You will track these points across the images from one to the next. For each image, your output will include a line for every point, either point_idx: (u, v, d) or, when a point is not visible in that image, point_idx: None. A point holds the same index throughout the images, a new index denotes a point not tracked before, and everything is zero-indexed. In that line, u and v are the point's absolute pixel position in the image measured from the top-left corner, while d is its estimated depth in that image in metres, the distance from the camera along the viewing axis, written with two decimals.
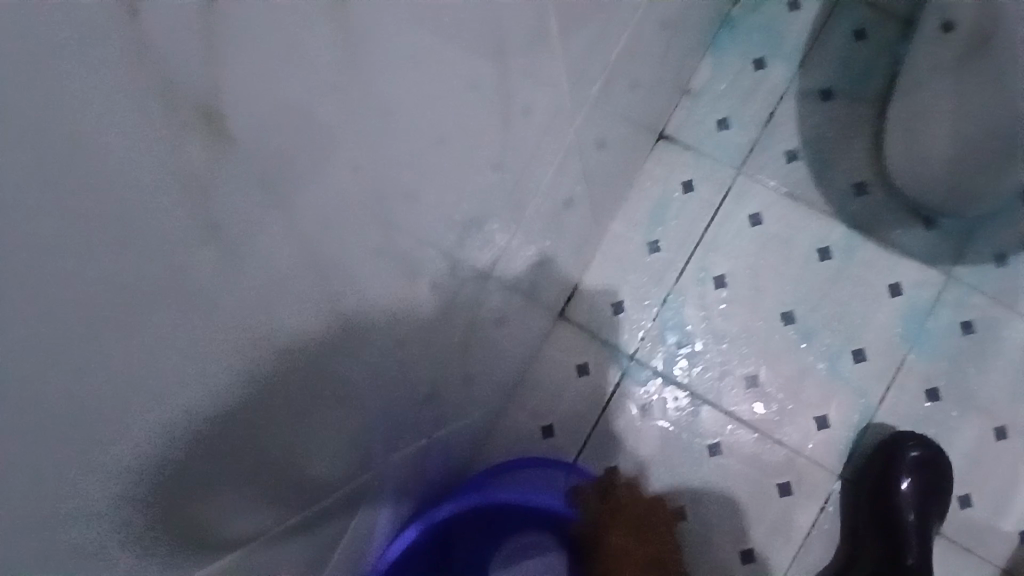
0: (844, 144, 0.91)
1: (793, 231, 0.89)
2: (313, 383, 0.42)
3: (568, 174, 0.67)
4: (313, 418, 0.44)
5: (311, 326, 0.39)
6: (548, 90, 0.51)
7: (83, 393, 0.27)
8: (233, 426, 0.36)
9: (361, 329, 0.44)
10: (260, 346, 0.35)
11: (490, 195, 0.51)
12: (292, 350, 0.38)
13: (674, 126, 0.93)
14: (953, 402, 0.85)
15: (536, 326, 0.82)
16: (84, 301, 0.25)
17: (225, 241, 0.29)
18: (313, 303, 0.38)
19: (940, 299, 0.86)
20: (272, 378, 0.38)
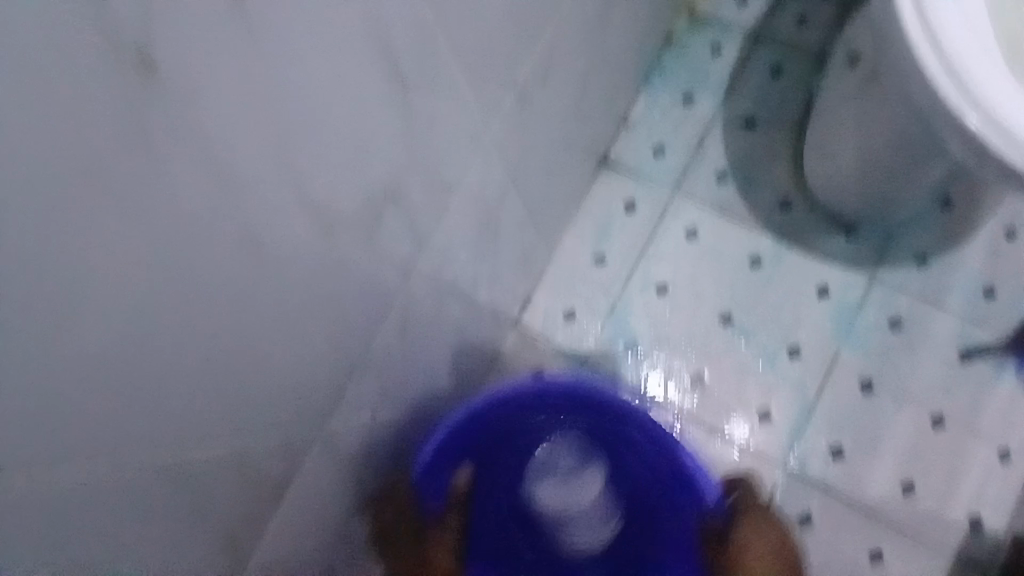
0: (767, 165, 1.00)
1: (725, 241, 0.97)
2: (264, 395, 0.51)
3: (499, 204, 0.77)
4: (268, 424, 0.53)
5: (266, 345, 0.49)
6: (460, 144, 0.62)
7: (93, 402, 0.37)
8: (204, 432, 0.46)
9: (314, 348, 0.54)
10: (215, 364, 0.44)
11: (416, 230, 0.61)
12: (240, 371, 0.47)
13: (615, 151, 1.01)
14: (887, 394, 0.93)
15: (489, 338, 0.90)
16: (96, 326, 0.34)
17: (190, 279, 0.39)
18: (257, 330, 0.47)
19: (868, 299, 0.96)
20: (228, 392, 0.47)
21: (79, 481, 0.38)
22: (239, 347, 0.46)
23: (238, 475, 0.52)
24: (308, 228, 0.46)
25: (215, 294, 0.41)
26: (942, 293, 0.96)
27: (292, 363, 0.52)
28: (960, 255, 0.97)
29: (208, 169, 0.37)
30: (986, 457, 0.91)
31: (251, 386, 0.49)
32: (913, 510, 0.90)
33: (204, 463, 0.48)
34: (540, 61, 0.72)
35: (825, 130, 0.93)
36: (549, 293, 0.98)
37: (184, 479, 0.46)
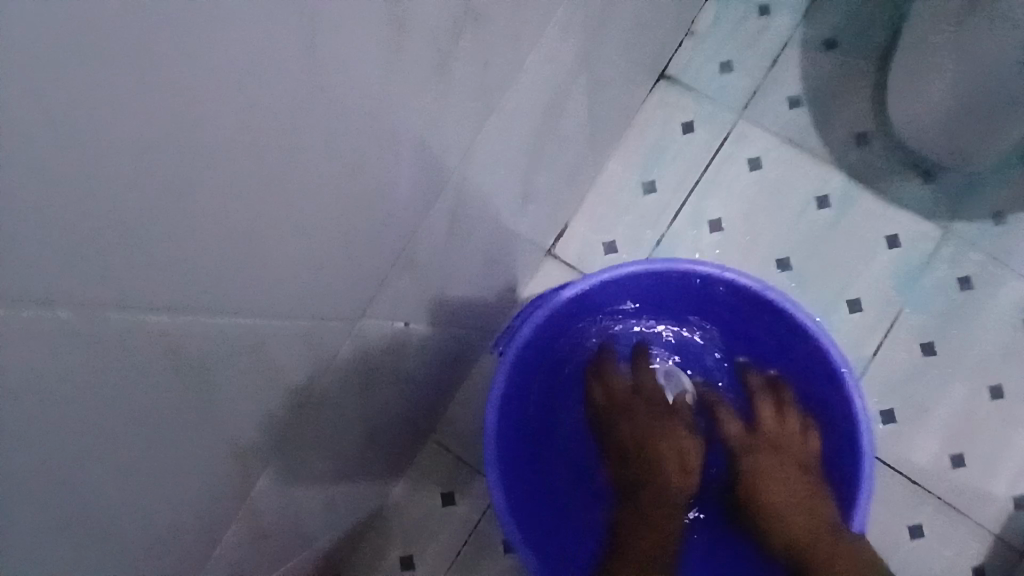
0: (845, 96, 0.89)
1: (791, 178, 0.86)
2: (292, 286, 0.42)
3: (551, 102, 0.67)
4: (294, 321, 0.45)
5: (303, 232, 0.40)
6: (529, 15, 0.51)
7: (101, 298, 0.28)
8: (220, 331, 0.38)
9: (354, 239, 0.46)
10: (248, 245, 0.35)
11: (467, 116, 0.51)
12: (270, 253, 0.38)
13: (676, 67, 0.89)
14: (947, 358, 0.85)
15: (513, 259, 0.82)
16: (120, 195, 0.26)
17: (230, 148, 0.30)
18: (300, 207, 0.38)
19: (937, 254, 0.87)
20: (249, 285, 0.38)
21: (89, 381, 0.30)
22: (252, 221, 0.35)
23: (259, 384, 0.45)
24: (362, 83, 0.36)
25: (232, 136, 0.30)
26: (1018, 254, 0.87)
27: (311, 257, 0.42)
28: None
29: None
30: None
31: (262, 273, 0.38)
32: (955, 483, 0.84)
33: (218, 367, 0.39)
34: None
35: (914, 55, 0.80)
36: (587, 218, 0.88)
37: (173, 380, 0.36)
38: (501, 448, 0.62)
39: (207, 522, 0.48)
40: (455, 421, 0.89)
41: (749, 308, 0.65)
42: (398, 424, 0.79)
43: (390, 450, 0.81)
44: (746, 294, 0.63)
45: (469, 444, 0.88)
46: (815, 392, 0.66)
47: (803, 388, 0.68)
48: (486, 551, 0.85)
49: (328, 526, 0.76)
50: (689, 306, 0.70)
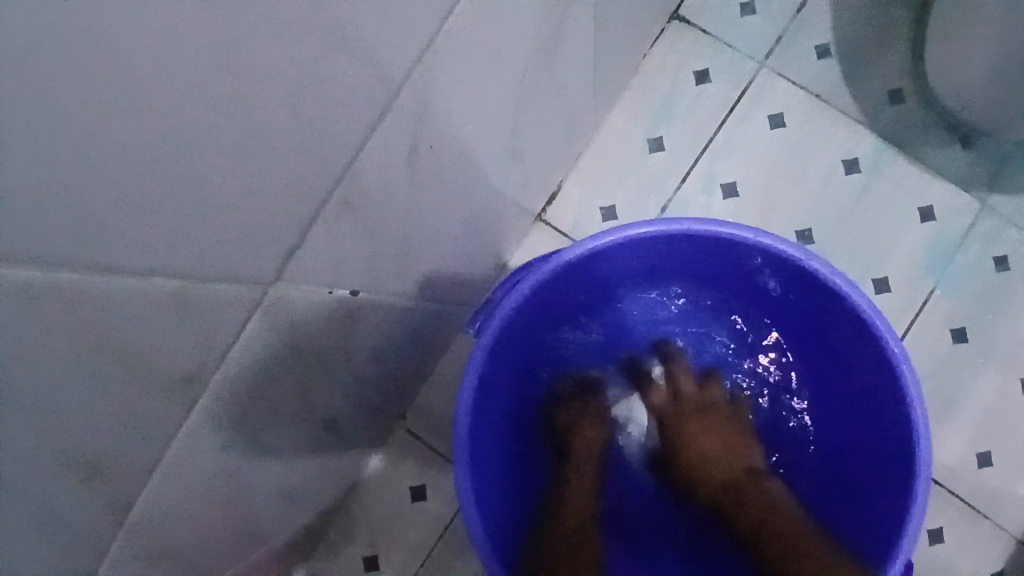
0: (879, 48, 0.78)
1: (816, 139, 0.76)
2: (180, 230, 0.31)
3: (549, 31, 0.55)
4: (195, 277, 0.34)
5: (193, 160, 0.29)
6: None
7: None
8: (47, 301, 0.27)
9: (281, 182, 0.35)
10: (81, 174, 0.25)
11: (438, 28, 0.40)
12: (137, 185, 0.27)
13: (690, 7, 0.78)
14: (978, 346, 0.76)
15: (498, 225, 0.71)
16: None
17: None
18: (176, 119, 0.27)
19: (972, 231, 0.77)
20: (96, 234, 0.27)
21: None
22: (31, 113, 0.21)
23: (139, 368, 0.34)
24: None
25: None
26: None
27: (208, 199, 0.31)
28: None
29: None
30: None
31: (76, 196, 0.25)
32: (981, 485, 0.76)
33: (60, 351, 0.29)
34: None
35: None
36: (582, 181, 0.77)
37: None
38: (475, 437, 0.51)
39: (93, 532, 0.39)
40: (429, 407, 0.79)
41: (789, 284, 0.56)
42: (362, 412, 0.69)
43: (353, 439, 0.71)
44: (784, 266, 0.53)
45: (444, 433, 0.79)
46: (859, 399, 0.56)
47: (846, 392, 0.58)
48: (462, 553, 0.76)
49: (279, 526, 0.66)
50: (715, 279, 0.60)
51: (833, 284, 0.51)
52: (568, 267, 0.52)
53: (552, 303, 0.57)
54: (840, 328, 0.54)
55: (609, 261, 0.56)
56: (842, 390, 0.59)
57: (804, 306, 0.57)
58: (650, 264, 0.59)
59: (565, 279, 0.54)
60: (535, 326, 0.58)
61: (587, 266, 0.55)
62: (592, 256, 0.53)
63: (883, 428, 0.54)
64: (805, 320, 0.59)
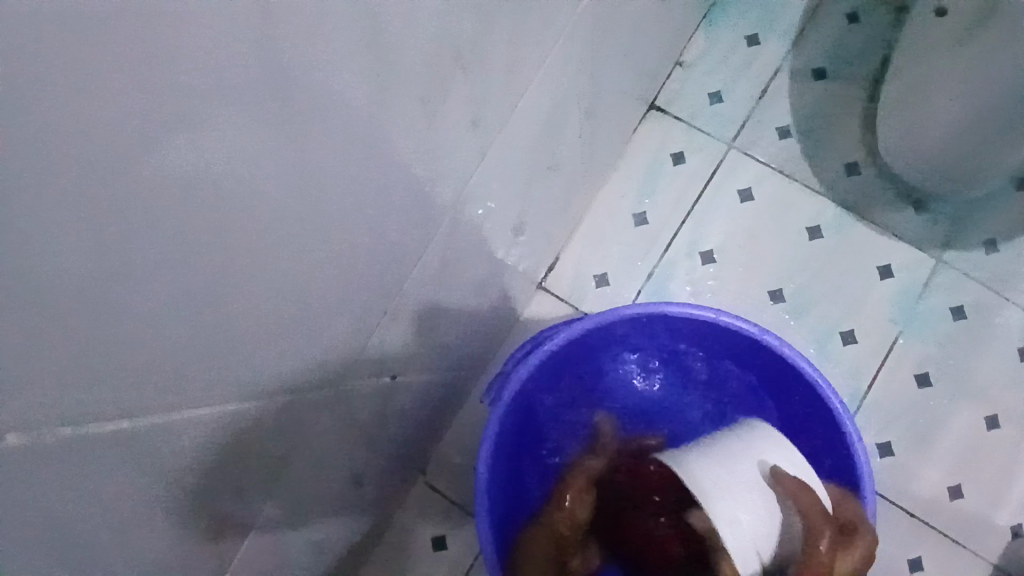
0: (836, 126, 0.89)
1: (782, 208, 0.86)
2: (260, 337, 0.43)
3: (542, 134, 0.65)
4: (267, 367, 0.46)
5: (274, 285, 0.40)
6: (525, 51, 0.52)
7: (106, 370, 0.33)
8: (205, 395, 0.41)
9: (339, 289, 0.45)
10: (220, 310, 0.37)
11: (455, 153, 0.50)
12: (242, 312, 0.39)
13: (666, 97, 0.89)
14: (944, 388, 0.84)
15: (504, 295, 0.80)
16: (81, 259, 0.28)
17: (194, 182, 0.30)
18: (259, 258, 0.38)
19: (931, 284, 0.86)
20: (229, 349, 0.40)
21: (96, 453, 0.35)
22: (212, 278, 0.35)
23: (235, 439, 0.47)
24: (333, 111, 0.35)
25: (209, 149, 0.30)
26: (1012, 284, 0.86)
27: (272, 310, 0.42)
28: None
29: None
30: None
31: (222, 326, 0.38)
32: (955, 519, 0.83)
33: (200, 427, 0.42)
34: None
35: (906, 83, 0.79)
36: (577, 250, 0.87)
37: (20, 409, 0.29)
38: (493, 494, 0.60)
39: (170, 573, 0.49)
40: (446, 460, 0.87)
41: (753, 359, 0.66)
42: (387, 465, 0.77)
43: (379, 493, 0.79)
44: (747, 340, 0.65)
45: (460, 481, 0.86)
46: (807, 444, 0.67)
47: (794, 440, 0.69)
48: None
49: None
50: (684, 355, 0.71)
51: (783, 353, 0.63)
52: (560, 346, 0.62)
53: (544, 379, 0.66)
54: (786, 385, 0.66)
55: (590, 341, 0.66)
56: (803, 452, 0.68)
57: (766, 379, 0.68)
58: (620, 343, 0.68)
59: (557, 357, 0.64)
60: (532, 400, 0.66)
61: (575, 345, 0.65)
62: (587, 336, 0.64)
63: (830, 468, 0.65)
64: (751, 384, 0.70)
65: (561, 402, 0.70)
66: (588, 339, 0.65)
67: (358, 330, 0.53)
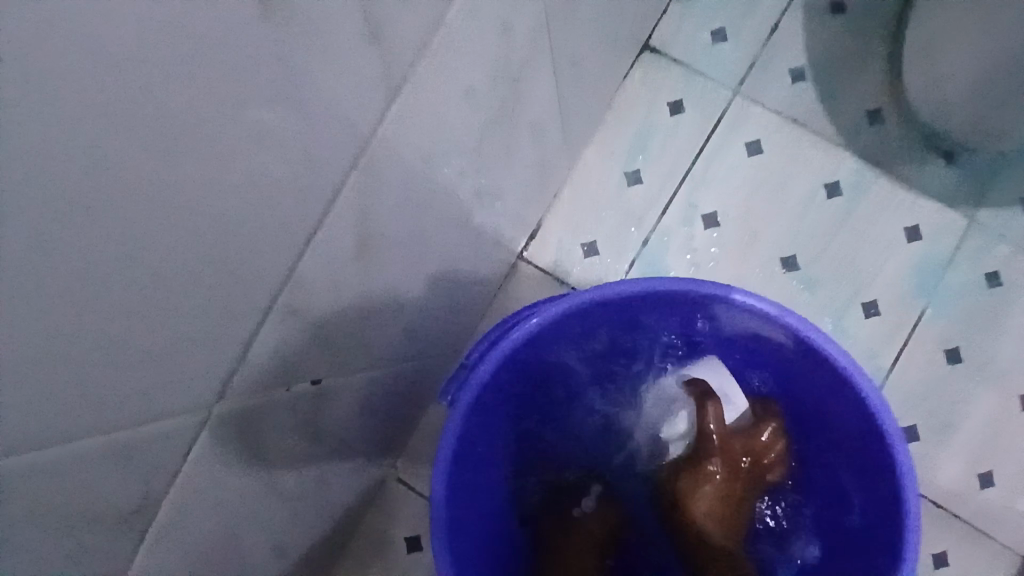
0: (855, 67, 0.77)
1: (794, 163, 0.75)
2: (159, 345, 0.32)
3: (514, 75, 0.54)
4: (182, 383, 0.35)
5: (167, 274, 0.30)
6: None
7: None
8: (78, 424, 0.30)
9: (243, 278, 0.34)
10: (71, 312, 0.27)
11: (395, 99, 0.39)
12: (115, 312, 0.29)
13: (661, 38, 0.78)
14: (973, 365, 0.75)
15: (478, 272, 0.70)
16: None
17: None
18: (122, 236, 0.27)
19: (961, 247, 0.76)
20: (98, 364, 0.29)
21: None
22: (48, 270, 0.25)
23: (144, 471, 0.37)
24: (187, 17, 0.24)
25: None
26: None
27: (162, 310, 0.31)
28: None
29: None
30: None
31: (81, 334, 0.28)
32: (984, 508, 0.74)
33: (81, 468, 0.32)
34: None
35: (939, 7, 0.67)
36: (562, 216, 0.77)
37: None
38: (455, 508, 0.52)
39: None
40: (419, 455, 0.78)
41: (769, 340, 0.56)
42: (349, 468, 0.68)
43: (343, 497, 0.70)
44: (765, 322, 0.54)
45: None
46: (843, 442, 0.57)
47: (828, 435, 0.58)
48: None
49: None
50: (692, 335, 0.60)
51: (810, 338, 0.52)
52: (536, 334, 0.52)
53: (521, 368, 0.56)
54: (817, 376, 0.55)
55: (576, 325, 0.55)
56: (816, 442, 0.61)
57: (779, 357, 0.58)
58: (614, 325, 0.58)
59: (532, 345, 0.54)
60: (507, 392, 0.57)
61: (556, 329, 0.55)
62: (567, 319, 0.54)
63: (867, 475, 0.54)
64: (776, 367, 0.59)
65: (541, 387, 0.62)
66: (572, 323, 0.55)
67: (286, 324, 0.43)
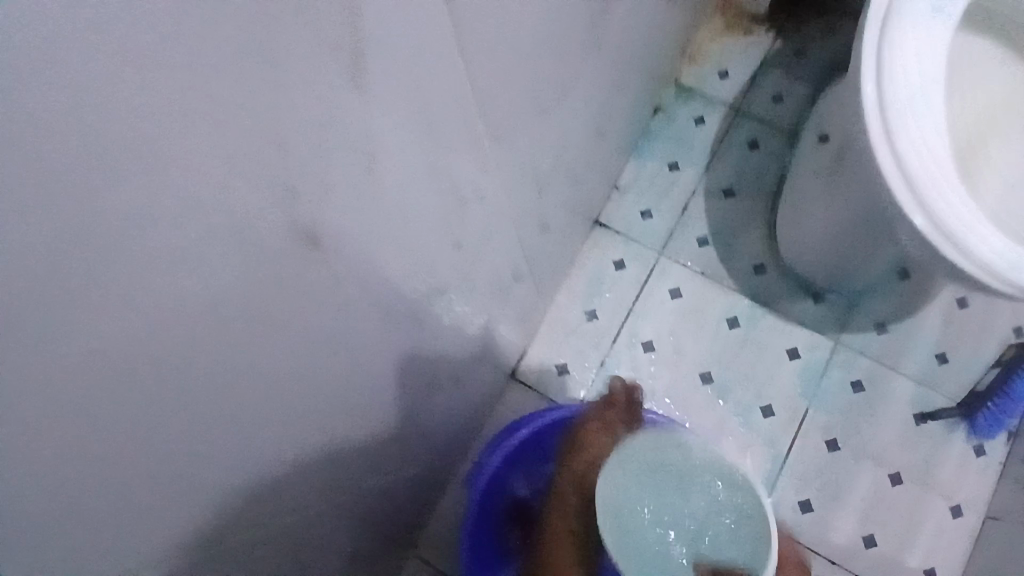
0: (744, 234, 1.09)
1: (705, 302, 1.04)
2: (319, 448, 0.57)
3: (506, 258, 0.82)
4: (320, 468, 0.59)
5: (331, 409, 0.55)
6: (490, 210, 0.69)
7: (249, 487, 0.48)
8: (278, 495, 0.54)
9: (357, 406, 0.60)
10: (299, 433, 0.52)
11: (441, 291, 0.66)
12: (308, 432, 0.53)
13: (606, 215, 1.09)
14: (851, 450, 1.00)
15: (481, 387, 0.95)
16: (259, 425, 0.45)
17: (306, 356, 0.46)
18: (323, 391, 0.52)
19: (832, 361, 1.04)
20: (296, 460, 0.54)
21: (215, 553, 0.49)
22: (310, 412, 0.51)
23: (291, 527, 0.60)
24: (369, 283, 0.50)
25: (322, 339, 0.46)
26: (901, 359, 1.04)
27: (328, 429, 0.56)
28: (917, 322, 1.06)
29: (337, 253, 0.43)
30: (939, 510, 0.98)
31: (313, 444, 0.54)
32: (873, 562, 0.97)
33: (273, 520, 0.55)
34: (553, 122, 0.75)
35: (797, 197, 1.00)
36: (540, 344, 1.04)
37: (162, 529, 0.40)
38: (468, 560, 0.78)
39: None
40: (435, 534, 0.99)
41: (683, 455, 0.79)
42: (385, 541, 0.89)
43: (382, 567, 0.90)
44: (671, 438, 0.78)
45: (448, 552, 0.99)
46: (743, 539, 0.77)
47: None
48: None
49: None
50: None
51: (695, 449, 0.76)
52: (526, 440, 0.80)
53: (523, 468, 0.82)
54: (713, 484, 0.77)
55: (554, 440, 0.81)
56: None
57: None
58: None
59: (525, 449, 0.81)
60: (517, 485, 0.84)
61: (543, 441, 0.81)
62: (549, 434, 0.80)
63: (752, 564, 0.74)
64: None
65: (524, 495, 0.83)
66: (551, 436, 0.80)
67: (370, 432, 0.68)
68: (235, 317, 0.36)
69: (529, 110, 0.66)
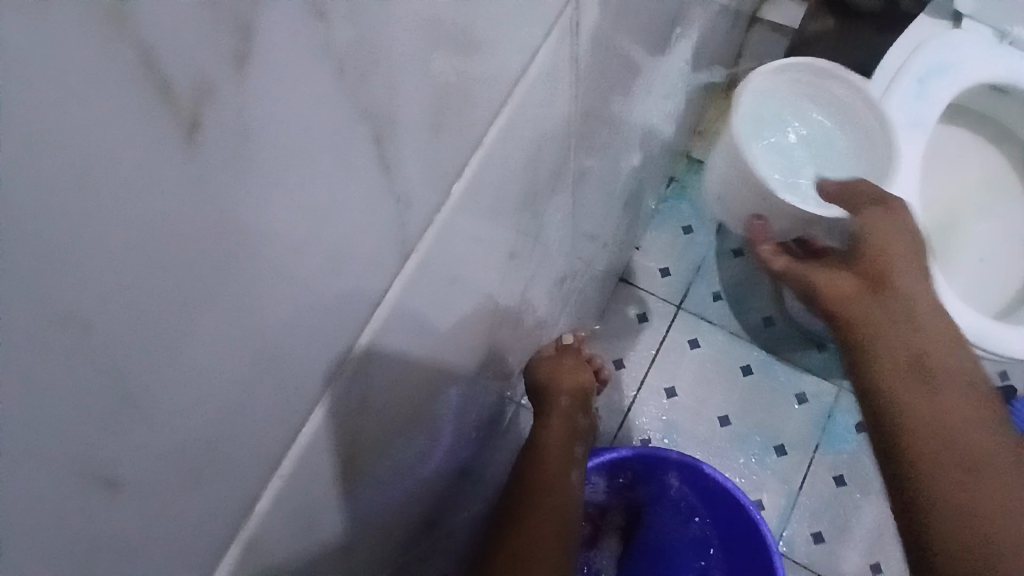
0: (753, 290, 1.22)
1: (720, 353, 1.19)
2: (418, 487, 0.69)
3: (555, 318, 0.96)
4: (418, 499, 0.71)
5: (429, 454, 0.67)
6: (548, 282, 0.83)
7: (369, 523, 0.60)
8: (388, 525, 0.67)
9: (448, 444, 0.72)
10: (406, 478, 0.65)
11: (515, 345, 0.80)
12: (411, 476, 0.66)
13: (631, 273, 1.24)
14: (857, 486, 1.11)
15: None
16: (386, 470, 0.57)
17: (418, 411, 0.58)
18: (432, 433, 0.65)
19: (838, 405, 1.16)
20: (405, 496, 0.67)
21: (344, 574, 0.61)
22: (416, 459, 0.64)
23: (391, 553, 0.72)
24: (464, 351, 0.64)
25: (432, 400, 0.60)
26: None
27: (423, 472, 0.68)
28: None
29: (452, 331, 0.57)
30: None
31: (410, 486, 0.66)
32: None
33: (382, 546, 0.68)
34: (595, 205, 0.90)
35: None
36: None
37: (324, 551, 0.52)
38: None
39: None
40: None
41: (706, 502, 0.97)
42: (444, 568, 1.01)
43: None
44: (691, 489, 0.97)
45: None
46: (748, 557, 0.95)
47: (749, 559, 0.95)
48: None
49: None
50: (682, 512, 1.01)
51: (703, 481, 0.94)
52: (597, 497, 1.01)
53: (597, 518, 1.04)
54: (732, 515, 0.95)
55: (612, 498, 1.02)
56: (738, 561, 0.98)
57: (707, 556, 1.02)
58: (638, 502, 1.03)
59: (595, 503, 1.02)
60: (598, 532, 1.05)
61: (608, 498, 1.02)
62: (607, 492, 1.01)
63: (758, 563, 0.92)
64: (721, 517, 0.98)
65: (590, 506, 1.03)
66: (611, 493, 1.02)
67: (448, 475, 0.80)
68: (390, 396, 0.49)
69: (575, 203, 0.80)
